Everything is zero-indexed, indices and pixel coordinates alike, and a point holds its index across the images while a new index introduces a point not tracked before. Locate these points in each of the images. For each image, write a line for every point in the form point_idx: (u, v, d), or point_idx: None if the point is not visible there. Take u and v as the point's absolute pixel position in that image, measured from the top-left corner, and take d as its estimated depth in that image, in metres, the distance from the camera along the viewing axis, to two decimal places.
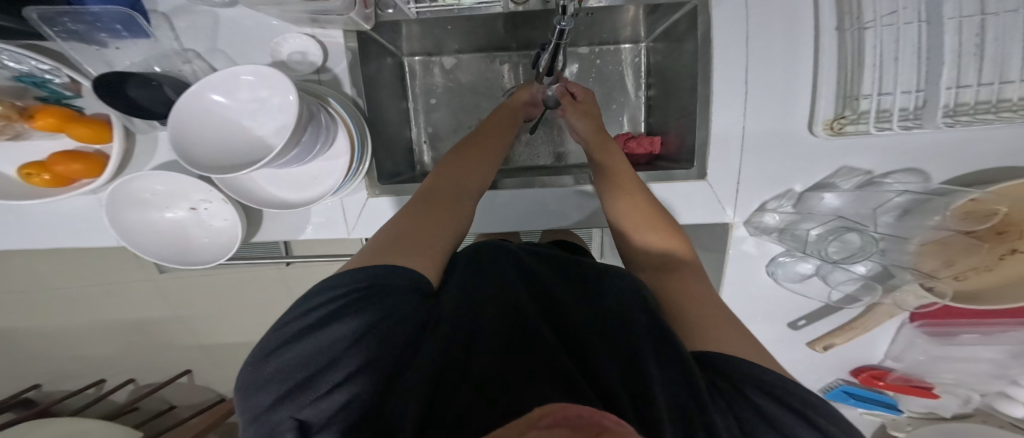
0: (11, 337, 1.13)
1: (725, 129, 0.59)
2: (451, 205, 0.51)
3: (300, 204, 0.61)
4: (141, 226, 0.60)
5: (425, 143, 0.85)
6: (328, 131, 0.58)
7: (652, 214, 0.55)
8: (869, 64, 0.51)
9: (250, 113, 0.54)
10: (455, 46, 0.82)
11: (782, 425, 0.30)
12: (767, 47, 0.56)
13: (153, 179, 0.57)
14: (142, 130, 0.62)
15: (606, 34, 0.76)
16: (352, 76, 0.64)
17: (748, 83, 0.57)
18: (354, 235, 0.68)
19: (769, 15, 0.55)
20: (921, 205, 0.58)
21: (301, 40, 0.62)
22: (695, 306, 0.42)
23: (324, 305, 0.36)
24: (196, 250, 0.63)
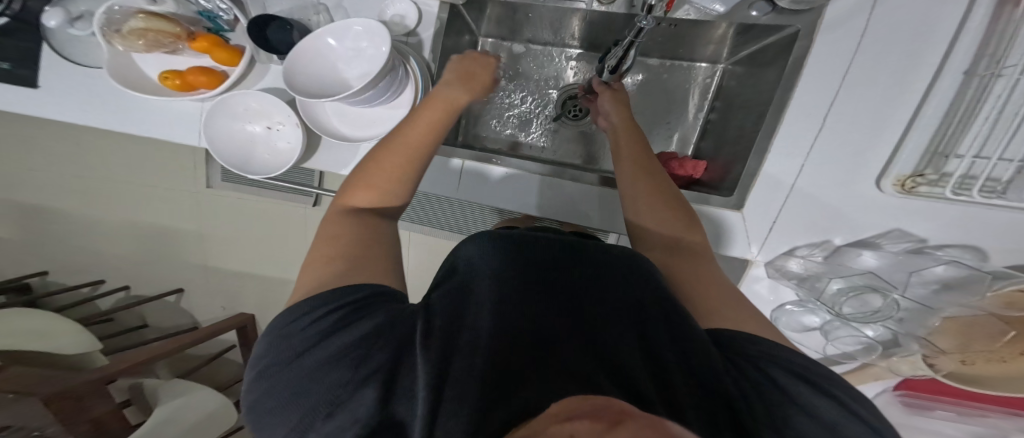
0: (17, 217, 1.12)
1: (777, 172, 0.60)
2: (358, 233, 0.41)
3: (354, 140, 0.59)
4: (216, 131, 0.59)
5: (474, 116, 0.84)
6: (399, 86, 0.58)
7: (665, 197, 0.53)
8: (984, 116, 0.48)
9: (348, 59, 0.56)
10: (528, 36, 0.81)
11: (806, 404, 0.30)
12: (866, 92, 0.56)
13: (253, 93, 0.57)
14: (263, 62, 0.61)
15: (684, 50, 0.75)
16: (434, 44, 0.63)
17: (828, 118, 0.57)
18: None
19: (872, 67, 0.55)
20: (966, 282, 0.57)
21: (404, 5, 0.61)
22: (709, 293, 0.42)
23: (311, 323, 0.33)
24: (256, 167, 0.60)
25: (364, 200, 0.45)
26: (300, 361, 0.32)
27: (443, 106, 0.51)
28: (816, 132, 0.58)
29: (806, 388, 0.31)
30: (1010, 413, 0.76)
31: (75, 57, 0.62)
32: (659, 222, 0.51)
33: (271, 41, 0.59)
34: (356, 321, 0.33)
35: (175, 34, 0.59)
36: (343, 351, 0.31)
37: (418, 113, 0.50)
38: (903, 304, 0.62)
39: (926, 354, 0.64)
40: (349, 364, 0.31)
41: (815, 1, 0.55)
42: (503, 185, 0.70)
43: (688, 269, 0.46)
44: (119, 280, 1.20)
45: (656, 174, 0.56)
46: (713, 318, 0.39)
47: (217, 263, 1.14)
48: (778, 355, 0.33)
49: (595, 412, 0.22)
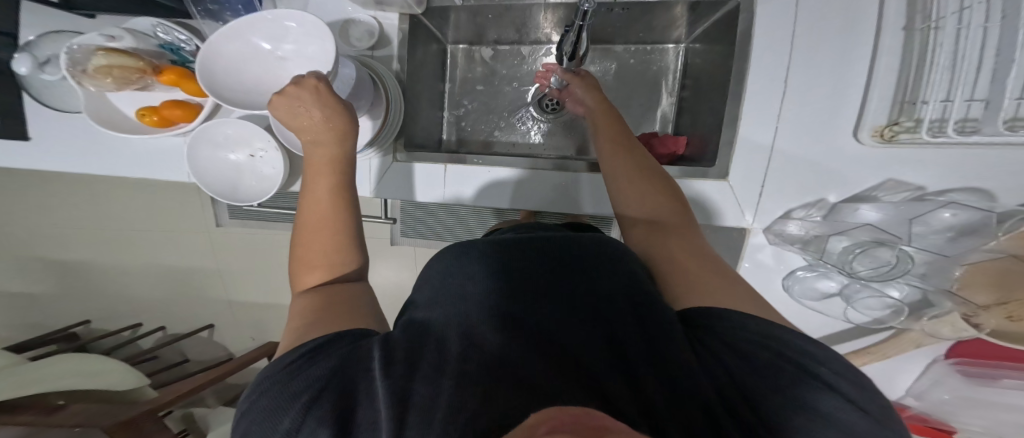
0: (65, 272, 1.23)
1: (755, 139, 0.58)
2: (318, 303, 0.42)
3: None
4: (203, 163, 0.64)
5: (454, 125, 0.86)
6: (364, 92, 0.61)
7: (652, 180, 0.52)
8: (940, 64, 0.46)
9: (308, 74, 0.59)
10: (494, 37, 0.83)
11: (796, 393, 0.29)
12: (821, 42, 0.55)
13: (228, 122, 0.62)
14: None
15: (647, 34, 0.75)
16: (399, 54, 0.69)
17: (787, 84, 0.56)
18: (375, 193, 0.72)
19: (820, 21, 0.54)
20: (978, 225, 0.53)
21: (367, 23, 0.68)
22: (694, 266, 0.42)
23: (280, 366, 0.34)
24: (244, 193, 0.66)
25: (319, 277, 0.46)
26: (267, 400, 0.32)
27: (327, 166, 0.50)
28: (784, 93, 0.56)
29: (794, 366, 0.30)
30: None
31: (50, 103, 0.68)
32: (647, 201, 0.50)
33: None
34: (322, 356, 0.34)
35: (142, 69, 0.64)
36: (305, 385, 0.31)
37: (311, 181, 0.50)
38: (917, 257, 0.57)
39: (963, 313, 0.56)
40: (308, 397, 0.30)
41: None
42: (489, 184, 0.70)
43: (673, 244, 0.45)
44: (160, 319, 1.29)
45: (639, 158, 0.54)
46: (694, 292, 0.40)
47: (242, 293, 1.21)
48: (768, 337, 0.33)
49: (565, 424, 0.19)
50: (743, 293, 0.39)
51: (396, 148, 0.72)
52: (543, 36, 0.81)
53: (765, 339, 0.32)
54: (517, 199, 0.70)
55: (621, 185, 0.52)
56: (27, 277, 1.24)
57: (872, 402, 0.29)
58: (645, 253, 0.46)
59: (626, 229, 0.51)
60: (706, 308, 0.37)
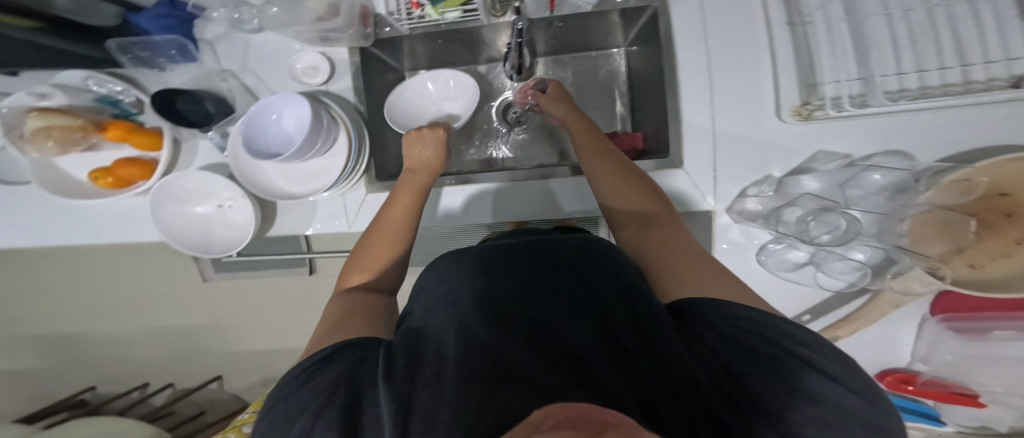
0: (73, 339, 1.27)
1: (695, 126, 0.62)
2: (351, 305, 0.47)
3: (304, 195, 0.67)
4: (173, 220, 0.69)
5: None
6: (331, 133, 0.66)
7: (639, 186, 0.55)
8: (821, 53, 0.57)
9: (275, 122, 0.65)
10: (450, 60, 0.88)
11: (780, 373, 0.32)
12: (729, 37, 0.62)
13: (186, 176, 0.67)
14: (186, 139, 0.72)
15: (592, 41, 0.79)
16: (354, 86, 0.73)
17: (711, 76, 0.62)
18: (352, 228, 0.73)
19: (721, 21, 0.62)
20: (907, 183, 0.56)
21: (313, 57, 0.71)
22: (682, 262, 0.44)
23: (289, 384, 0.36)
24: (218, 243, 0.70)
25: (359, 279, 0.52)
26: (279, 414, 0.34)
27: (413, 191, 0.62)
28: (709, 84, 0.62)
29: (780, 352, 0.33)
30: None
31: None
32: (634, 206, 0.53)
33: (180, 112, 0.69)
34: (329, 371, 0.35)
35: (83, 126, 0.69)
36: (313, 400, 0.33)
37: (393, 202, 0.60)
38: (863, 220, 0.58)
39: (924, 267, 0.55)
40: (315, 410, 0.31)
41: None
42: (475, 200, 0.74)
43: (660, 241, 0.48)
44: (167, 376, 1.31)
45: (618, 161, 0.58)
46: (684, 287, 0.41)
47: (247, 338, 1.24)
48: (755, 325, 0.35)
49: (570, 419, 0.21)
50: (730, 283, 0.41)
51: (368, 179, 0.72)
52: (496, 53, 0.86)
53: (753, 329, 0.35)
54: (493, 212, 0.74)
55: (610, 195, 0.55)
56: (32, 349, 1.27)
57: (851, 382, 0.32)
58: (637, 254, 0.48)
59: (618, 235, 0.53)
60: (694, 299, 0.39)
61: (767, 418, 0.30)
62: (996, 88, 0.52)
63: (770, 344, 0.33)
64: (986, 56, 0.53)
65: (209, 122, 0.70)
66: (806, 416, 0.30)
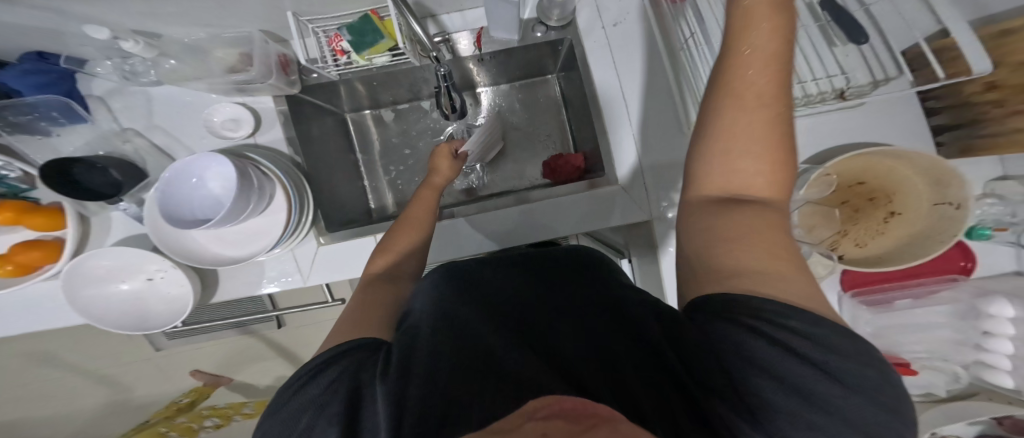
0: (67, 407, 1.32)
1: (618, 142, 0.69)
2: (376, 294, 0.51)
3: (242, 259, 0.66)
4: (96, 302, 0.66)
5: (378, 188, 0.93)
6: (263, 187, 0.64)
7: (754, 136, 0.37)
8: (700, 76, 0.61)
9: (196, 185, 0.62)
10: (390, 99, 0.91)
11: (779, 372, 0.28)
12: (630, 63, 0.68)
13: (101, 255, 0.64)
14: (95, 212, 0.70)
15: (530, 69, 0.87)
16: (287, 137, 0.72)
17: (626, 98, 0.69)
18: (309, 282, 0.73)
19: (621, 49, 0.69)
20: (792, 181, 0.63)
21: (231, 109, 0.71)
22: (759, 252, 0.33)
23: (292, 383, 0.37)
24: (153, 318, 0.68)
25: (381, 264, 0.58)
26: (281, 413, 0.35)
27: (431, 196, 0.70)
28: (627, 108, 0.68)
29: (783, 342, 0.29)
30: (951, 280, 0.63)
31: None
32: (728, 165, 0.38)
33: (83, 184, 0.64)
34: (328, 372, 0.36)
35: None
36: (315, 400, 0.34)
37: (415, 205, 0.68)
38: None
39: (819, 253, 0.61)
40: (320, 409, 0.33)
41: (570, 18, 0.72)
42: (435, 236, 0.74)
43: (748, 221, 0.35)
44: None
45: (766, 54, 0.37)
46: (726, 284, 0.33)
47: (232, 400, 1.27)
48: (764, 312, 0.31)
49: (564, 411, 0.24)
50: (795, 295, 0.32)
51: (319, 231, 0.73)
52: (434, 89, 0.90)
53: (763, 315, 0.30)
54: (449, 247, 0.73)
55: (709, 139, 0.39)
56: (26, 422, 1.33)
57: (869, 390, 0.27)
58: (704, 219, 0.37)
59: (696, 181, 0.40)
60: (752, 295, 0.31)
61: (747, 412, 0.28)
62: (827, 99, 0.57)
63: (779, 336, 0.29)
64: (827, 71, 0.58)
65: (120, 190, 0.67)
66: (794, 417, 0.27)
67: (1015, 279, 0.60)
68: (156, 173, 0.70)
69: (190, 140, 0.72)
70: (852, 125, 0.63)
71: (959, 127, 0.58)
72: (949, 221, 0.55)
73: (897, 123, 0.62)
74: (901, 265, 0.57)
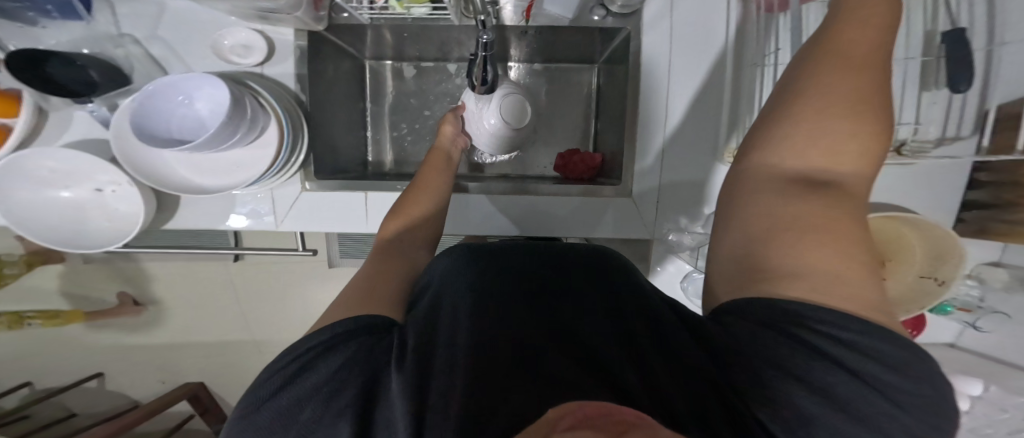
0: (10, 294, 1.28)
1: (647, 154, 0.66)
2: (384, 265, 0.52)
3: (214, 190, 0.59)
4: (30, 204, 0.59)
5: (382, 141, 0.88)
6: (256, 120, 0.56)
7: (845, 127, 0.36)
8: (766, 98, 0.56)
9: (182, 104, 0.56)
10: (415, 53, 0.85)
11: (812, 374, 0.28)
12: (685, 71, 0.62)
13: (43, 154, 0.56)
14: (57, 109, 0.61)
15: (570, 55, 0.82)
16: (299, 74, 0.66)
17: (671, 108, 0.63)
18: (282, 228, 0.68)
19: (682, 56, 0.62)
20: None
21: (245, 34, 0.63)
22: (829, 250, 0.32)
23: (281, 369, 0.35)
24: (90, 233, 0.60)
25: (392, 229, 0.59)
26: (275, 400, 0.33)
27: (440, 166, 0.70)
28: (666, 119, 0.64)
29: (827, 349, 0.29)
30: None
31: None
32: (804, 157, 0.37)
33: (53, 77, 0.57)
34: (330, 356, 0.35)
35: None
36: (317, 387, 0.33)
37: (426, 174, 0.68)
38: None
39: None
40: (325, 397, 0.32)
41: (635, 6, 0.62)
42: None
43: (820, 214, 0.33)
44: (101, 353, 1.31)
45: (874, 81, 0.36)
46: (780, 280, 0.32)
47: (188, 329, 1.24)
48: (804, 320, 0.30)
49: (585, 421, 0.22)
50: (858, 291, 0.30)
51: (306, 176, 0.67)
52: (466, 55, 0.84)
53: (805, 326, 0.30)
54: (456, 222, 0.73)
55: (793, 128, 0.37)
56: None
57: (921, 389, 0.27)
58: (768, 207, 0.36)
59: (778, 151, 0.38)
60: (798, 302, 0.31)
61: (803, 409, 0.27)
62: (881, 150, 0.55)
63: (827, 348, 0.29)
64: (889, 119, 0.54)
65: (93, 91, 0.60)
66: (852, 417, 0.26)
67: (942, 349, 0.70)
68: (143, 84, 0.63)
69: (191, 59, 0.64)
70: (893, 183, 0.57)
71: (982, 206, 0.54)
72: (925, 295, 0.58)
73: None
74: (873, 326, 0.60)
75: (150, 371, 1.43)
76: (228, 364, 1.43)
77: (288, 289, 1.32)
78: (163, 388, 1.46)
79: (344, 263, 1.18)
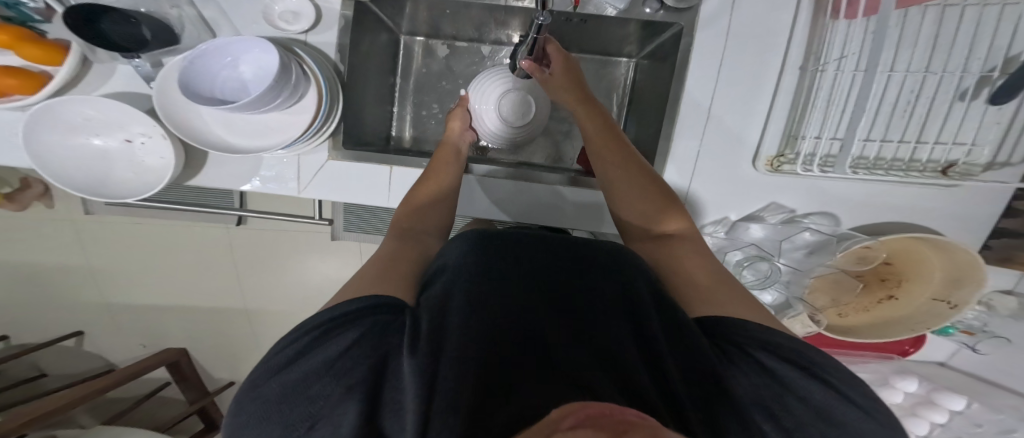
0: (4, 238, 1.25)
1: (680, 156, 0.65)
2: (401, 251, 0.51)
3: (247, 151, 0.58)
4: (56, 147, 0.56)
5: (407, 118, 0.87)
6: (297, 87, 0.56)
7: (663, 198, 0.56)
8: (818, 105, 0.59)
9: (229, 65, 0.57)
10: (452, 33, 0.84)
11: (787, 382, 0.34)
12: (738, 70, 0.63)
13: (82, 102, 0.54)
14: (101, 61, 0.59)
15: (602, 46, 0.81)
16: (341, 42, 0.65)
17: (711, 108, 0.64)
18: (304, 194, 0.66)
19: (740, 53, 0.63)
20: (824, 246, 0.61)
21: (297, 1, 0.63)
22: (704, 278, 0.46)
23: (291, 343, 0.35)
24: (114, 185, 0.59)
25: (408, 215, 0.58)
26: (286, 374, 0.34)
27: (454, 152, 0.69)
28: (707, 119, 0.64)
29: (783, 364, 0.34)
30: (887, 357, 0.74)
31: None
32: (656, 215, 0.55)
33: (106, 34, 0.56)
34: (343, 333, 0.35)
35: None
36: (328, 363, 0.34)
37: (442, 155, 0.67)
38: (785, 269, 0.64)
39: (809, 313, 0.64)
40: (336, 373, 0.33)
41: (692, 1, 0.62)
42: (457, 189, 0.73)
43: (676, 254, 0.50)
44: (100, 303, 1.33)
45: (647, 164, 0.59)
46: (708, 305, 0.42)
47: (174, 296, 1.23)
48: (760, 338, 0.36)
49: (589, 420, 0.22)
50: (745, 303, 0.42)
51: (334, 144, 0.65)
52: (503, 37, 0.84)
53: (763, 342, 0.36)
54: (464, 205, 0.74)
55: (631, 199, 0.57)
56: None
57: (855, 399, 0.33)
58: (668, 262, 0.49)
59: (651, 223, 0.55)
60: (724, 321, 0.39)
61: (766, 411, 0.32)
62: (929, 170, 0.57)
63: (780, 364, 0.34)
64: (936, 138, 0.56)
65: (142, 48, 0.58)
66: (801, 423, 0.32)
67: (932, 367, 0.73)
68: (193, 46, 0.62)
69: (238, 20, 0.63)
70: (928, 201, 0.59)
71: (1010, 234, 0.57)
72: (934, 316, 0.60)
73: None
74: (874, 341, 0.63)
75: (131, 334, 1.39)
76: (213, 332, 1.40)
77: (284, 259, 1.29)
78: (143, 352, 1.42)
79: (345, 238, 1.16)
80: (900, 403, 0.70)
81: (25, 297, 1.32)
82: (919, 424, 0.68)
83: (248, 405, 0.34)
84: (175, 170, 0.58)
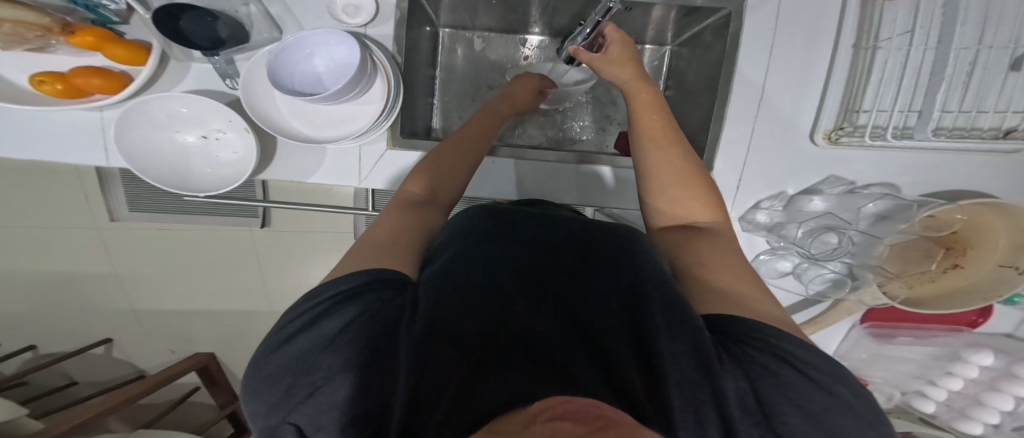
0: (34, 249, 1.25)
1: (734, 134, 0.66)
2: (411, 221, 0.49)
3: (321, 140, 0.60)
4: (141, 144, 0.58)
5: (445, 109, 0.87)
6: (370, 80, 0.59)
7: (692, 176, 0.54)
8: (874, 79, 0.60)
9: (305, 58, 0.58)
10: (488, 24, 0.85)
11: (781, 376, 0.31)
12: (788, 48, 0.64)
13: (175, 98, 0.57)
14: (177, 58, 0.62)
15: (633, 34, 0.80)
16: (397, 34, 0.66)
17: (764, 87, 0.65)
18: (364, 184, 0.67)
19: (791, 33, 0.64)
20: (898, 211, 0.63)
21: None
22: (727, 276, 0.42)
23: (295, 319, 0.36)
24: (195, 180, 0.60)
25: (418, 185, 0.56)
26: (289, 345, 0.34)
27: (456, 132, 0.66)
28: (761, 98, 0.66)
29: (786, 367, 0.32)
30: (957, 330, 0.74)
31: None
32: (681, 198, 0.53)
33: (185, 33, 0.57)
34: (344, 308, 0.35)
35: (46, 27, 0.55)
36: (328, 338, 0.34)
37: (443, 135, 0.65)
38: (855, 239, 0.64)
39: (878, 282, 0.65)
40: (332, 349, 0.33)
41: None
42: (513, 175, 0.75)
43: (700, 244, 0.47)
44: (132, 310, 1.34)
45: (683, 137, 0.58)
46: (730, 304, 0.38)
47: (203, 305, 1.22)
48: (765, 337, 0.34)
49: (571, 413, 0.23)
50: (773, 314, 0.38)
51: (392, 132, 0.65)
52: (541, 26, 0.85)
53: (769, 343, 0.33)
54: (499, 187, 0.75)
55: (659, 180, 0.55)
56: None
57: (855, 406, 0.31)
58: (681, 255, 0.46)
59: (665, 200, 0.54)
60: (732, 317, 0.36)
61: (756, 414, 0.30)
62: (988, 136, 0.59)
63: (780, 365, 0.32)
64: (997, 107, 0.59)
65: (217, 47, 0.59)
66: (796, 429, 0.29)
67: (999, 339, 0.73)
68: (260, 43, 0.63)
69: (303, 17, 0.64)
70: (985, 170, 0.63)
71: None
72: (1003, 283, 0.61)
73: (1004, 185, 0.63)
74: (951, 311, 0.62)
75: (160, 338, 1.40)
76: (241, 335, 1.40)
77: (306, 260, 1.29)
78: (172, 357, 1.42)
79: None
80: (976, 378, 0.71)
81: (54, 308, 1.32)
82: (1004, 400, 0.68)
83: (254, 371, 0.35)
84: (252, 163, 0.60)
